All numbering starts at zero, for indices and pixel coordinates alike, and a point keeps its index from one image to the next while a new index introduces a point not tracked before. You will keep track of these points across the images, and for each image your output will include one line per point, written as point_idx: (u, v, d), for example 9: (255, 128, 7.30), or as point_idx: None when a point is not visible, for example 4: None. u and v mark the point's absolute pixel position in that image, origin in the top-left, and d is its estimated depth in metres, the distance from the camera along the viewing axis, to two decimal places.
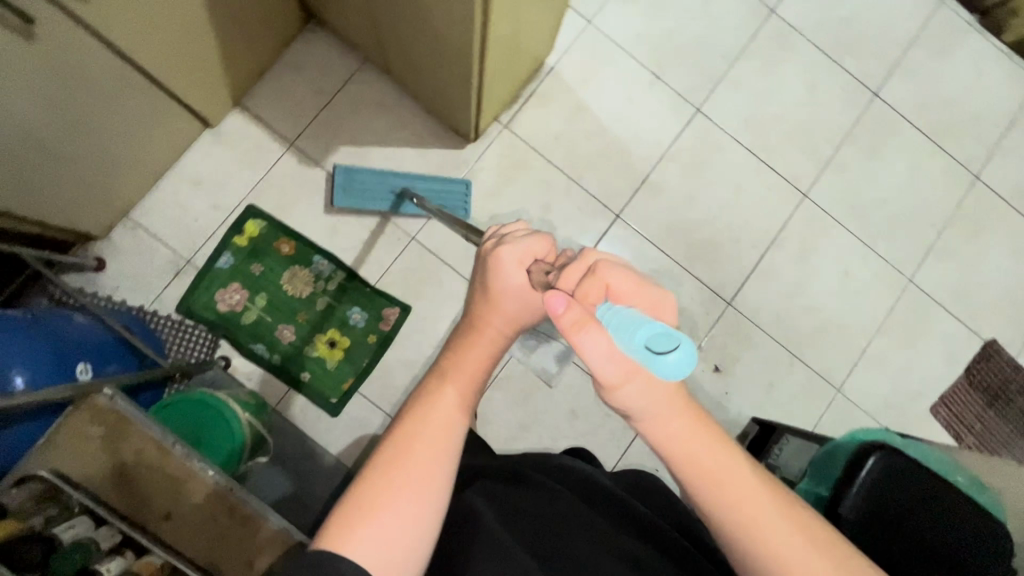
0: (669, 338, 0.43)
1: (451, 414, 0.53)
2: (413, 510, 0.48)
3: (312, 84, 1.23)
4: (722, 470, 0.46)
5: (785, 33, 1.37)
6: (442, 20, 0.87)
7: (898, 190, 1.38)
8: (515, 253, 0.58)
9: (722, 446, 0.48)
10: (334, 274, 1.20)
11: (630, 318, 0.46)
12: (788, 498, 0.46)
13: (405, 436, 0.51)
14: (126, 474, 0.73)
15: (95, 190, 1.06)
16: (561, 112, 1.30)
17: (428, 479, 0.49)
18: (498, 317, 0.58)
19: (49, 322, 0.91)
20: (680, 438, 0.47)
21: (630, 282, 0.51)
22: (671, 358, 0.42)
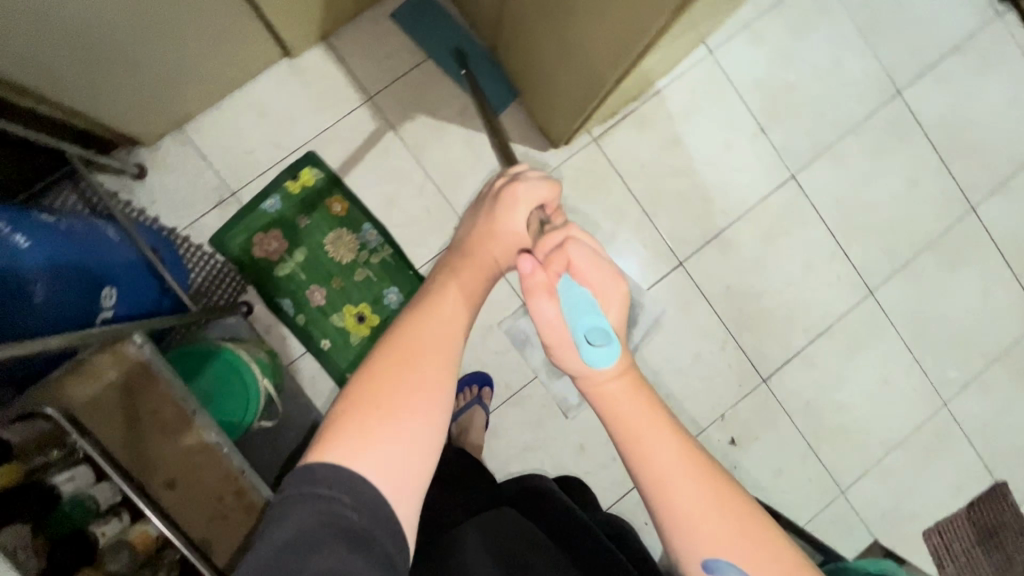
0: (604, 334, 0.54)
1: (456, 319, 0.51)
2: (424, 412, 0.45)
3: (408, 41, 1.14)
4: (638, 422, 0.51)
5: (905, 120, 1.29)
6: (585, 31, 0.78)
7: (963, 312, 1.32)
8: (526, 193, 0.60)
9: (643, 401, 0.53)
10: (380, 248, 1.13)
11: (585, 301, 0.55)
12: (712, 474, 0.49)
13: (412, 337, 0.48)
14: (138, 431, 0.68)
15: (156, 99, 0.97)
16: (655, 140, 1.21)
17: (438, 379, 0.47)
18: (496, 245, 0.60)
19: (84, 235, 0.84)
20: (609, 388, 0.54)
21: (595, 259, 0.57)
22: (599, 349, 0.53)
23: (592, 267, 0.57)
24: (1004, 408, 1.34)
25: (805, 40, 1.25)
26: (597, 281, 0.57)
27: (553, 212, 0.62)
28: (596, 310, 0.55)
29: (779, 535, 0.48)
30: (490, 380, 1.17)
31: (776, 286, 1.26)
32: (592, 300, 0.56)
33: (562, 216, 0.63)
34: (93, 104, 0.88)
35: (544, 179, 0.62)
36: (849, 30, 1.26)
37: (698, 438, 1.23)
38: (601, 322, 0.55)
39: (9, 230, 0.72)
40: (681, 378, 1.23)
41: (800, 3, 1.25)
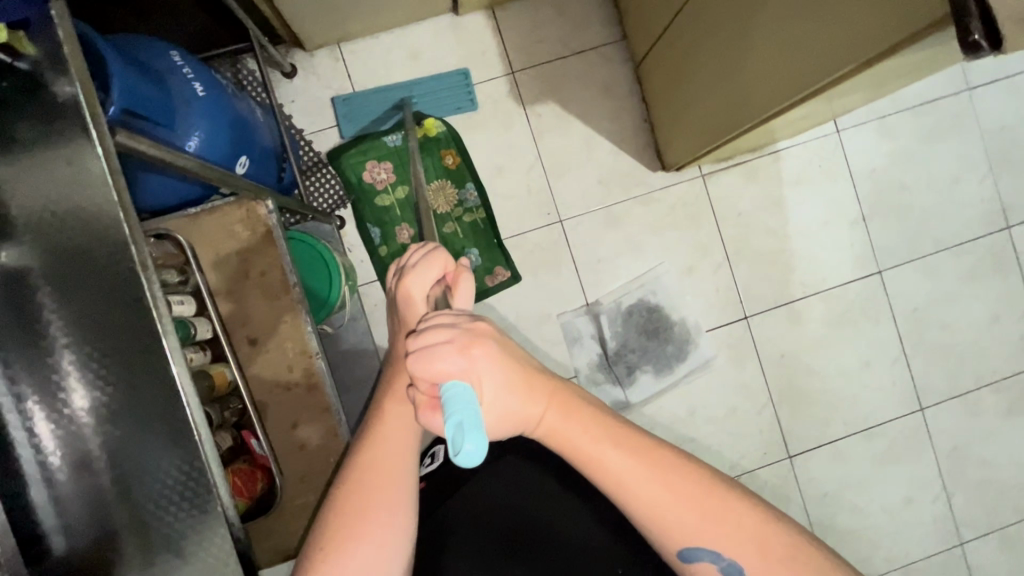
0: (458, 433, 0.41)
1: (401, 437, 0.56)
2: (377, 539, 0.50)
3: (563, 34, 1.21)
4: (585, 449, 0.50)
5: (1005, 255, 1.28)
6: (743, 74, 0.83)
7: (1008, 460, 1.29)
8: (417, 283, 0.58)
9: (585, 422, 0.51)
10: (475, 209, 1.19)
11: (454, 397, 0.44)
12: (660, 463, 0.49)
13: (359, 473, 0.54)
14: (245, 286, 0.74)
15: (335, 18, 1.04)
16: (758, 195, 1.24)
17: (384, 506, 0.52)
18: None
19: (241, 105, 0.91)
20: (550, 421, 0.51)
21: (434, 349, 0.46)
22: (467, 451, 0.40)
23: (440, 357, 0.46)
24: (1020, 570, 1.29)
25: (931, 148, 1.27)
26: (453, 366, 0.46)
27: (453, 275, 0.59)
28: (451, 406, 0.43)
29: (731, 493, 0.49)
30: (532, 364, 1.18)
31: (829, 370, 1.26)
32: (463, 389, 0.44)
33: (463, 272, 0.59)
34: (287, 4, 0.95)
35: (427, 254, 0.59)
36: (977, 153, 1.28)
37: None
38: (470, 415, 0.42)
39: (191, 76, 0.81)
40: (711, 426, 1.23)
41: (938, 113, 1.27)
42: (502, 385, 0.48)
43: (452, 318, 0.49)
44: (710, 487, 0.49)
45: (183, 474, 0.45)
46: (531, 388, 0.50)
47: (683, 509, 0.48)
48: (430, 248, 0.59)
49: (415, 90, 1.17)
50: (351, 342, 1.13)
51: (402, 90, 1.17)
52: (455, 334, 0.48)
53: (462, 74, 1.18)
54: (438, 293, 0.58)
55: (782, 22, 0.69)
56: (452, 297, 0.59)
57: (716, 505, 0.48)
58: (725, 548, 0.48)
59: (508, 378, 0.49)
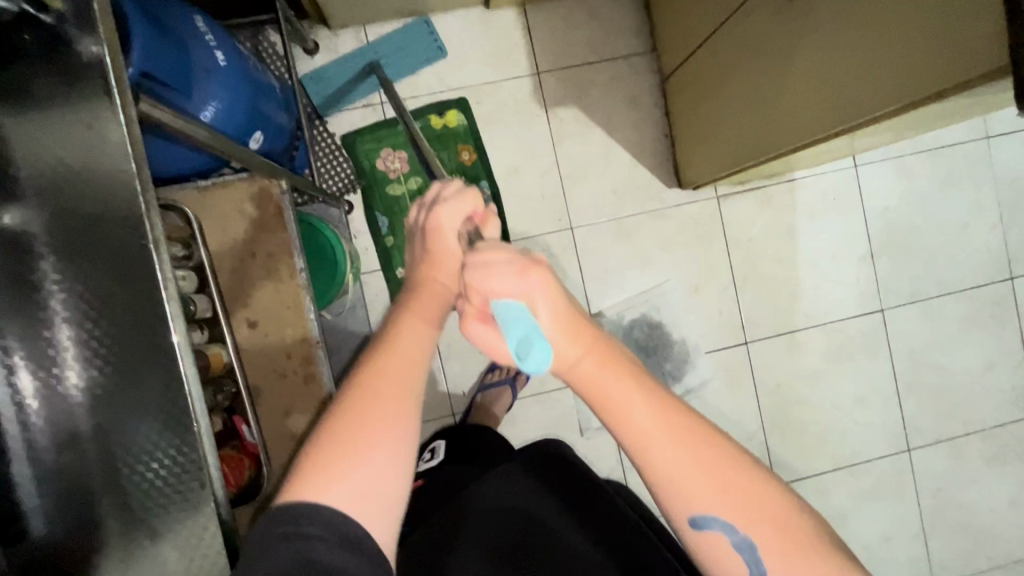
0: (529, 342, 0.48)
1: (418, 348, 0.49)
2: (390, 449, 0.43)
3: (593, 39, 1.19)
4: (614, 398, 0.45)
5: (1006, 305, 1.29)
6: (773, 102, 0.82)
7: (987, 508, 1.30)
8: (449, 215, 0.58)
9: (623, 372, 0.46)
10: None
11: (512, 314, 0.48)
12: (687, 418, 0.44)
13: (371, 376, 0.46)
14: (250, 266, 0.72)
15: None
16: (771, 222, 1.24)
17: (398, 414, 0.44)
18: (443, 273, 0.57)
19: (261, 79, 0.88)
20: (586, 366, 0.47)
21: (496, 266, 0.49)
22: (533, 357, 0.48)
23: (497, 274, 0.49)
24: None
25: (945, 192, 1.27)
26: (508, 286, 0.48)
27: (482, 216, 0.59)
28: (523, 316, 0.48)
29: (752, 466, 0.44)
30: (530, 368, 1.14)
31: (822, 403, 1.26)
32: (520, 307, 0.48)
33: (492, 217, 0.60)
34: None
35: (460, 194, 0.60)
36: (989, 201, 1.28)
37: None
38: (531, 326, 0.48)
39: (213, 43, 0.78)
40: None
41: (955, 158, 1.27)
42: (552, 309, 0.48)
43: (509, 246, 0.52)
44: (737, 460, 0.44)
45: (172, 463, 0.42)
46: (574, 326, 0.48)
47: (702, 477, 0.43)
48: (466, 187, 0.60)
49: (381, 51, 1.13)
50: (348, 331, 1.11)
51: (365, 54, 1.13)
52: (513, 258, 0.50)
53: (422, 22, 1.14)
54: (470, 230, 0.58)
55: (828, 53, 0.67)
56: (481, 235, 0.59)
57: (738, 477, 0.43)
58: (739, 525, 0.43)
59: (556, 309, 0.48)
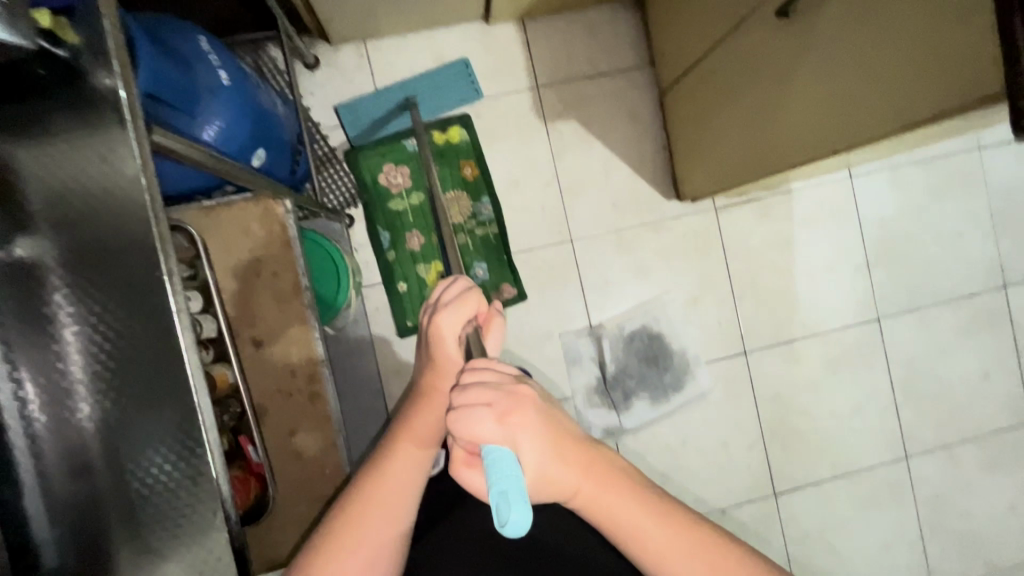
0: (505, 499, 0.40)
1: (406, 479, 0.56)
2: (369, 566, 0.53)
3: (592, 52, 1.20)
4: (619, 515, 0.48)
5: (999, 313, 1.31)
6: (772, 119, 0.83)
7: (984, 515, 1.31)
8: (451, 322, 0.55)
9: (626, 491, 0.49)
10: (488, 223, 1.18)
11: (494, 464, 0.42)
12: (680, 516, 0.49)
13: (363, 498, 0.54)
14: (254, 285, 0.72)
15: (364, 13, 1.02)
16: (768, 233, 1.25)
17: (381, 533, 0.53)
18: (444, 381, 0.58)
19: (263, 96, 0.88)
20: (587, 493, 0.48)
21: (477, 407, 0.44)
22: (514, 520, 0.39)
23: (478, 422, 0.43)
24: None
25: (939, 203, 1.29)
26: (491, 435, 0.44)
27: (484, 319, 0.58)
28: (508, 466, 0.42)
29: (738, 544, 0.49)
30: None
31: (821, 411, 1.27)
32: (500, 456, 0.43)
33: (495, 318, 0.58)
34: None
35: (461, 291, 0.56)
36: (982, 211, 1.30)
37: None
38: (513, 481, 0.41)
39: (217, 63, 0.79)
40: (701, 458, 1.24)
41: (947, 169, 1.29)
42: (541, 447, 0.46)
43: (496, 376, 0.47)
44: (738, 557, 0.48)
45: (178, 467, 0.42)
46: (568, 455, 0.48)
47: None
48: (466, 286, 0.57)
49: (417, 87, 1.14)
50: (350, 346, 1.12)
51: (404, 91, 1.14)
52: (500, 393, 0.45)
53: (462, 62, 1.16)
54: (471, 334, 0.56)
55: (829, 73, 0.68)
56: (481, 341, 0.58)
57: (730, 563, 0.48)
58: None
59: (552, 442, 0.46)
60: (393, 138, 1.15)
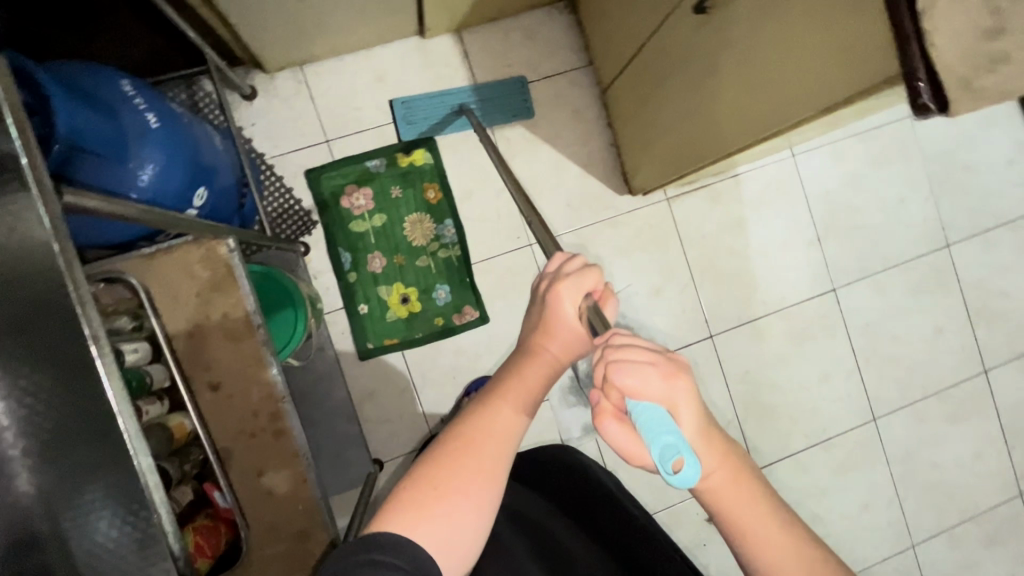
0: (672, 457, 0.43)
1: (512, 427, 0.55)
2: (471, 509, 0.50)
3: (531, 57, 1.21)
4: (744, 515, 0.50)
5: (946, 271, 1.37)
6: (706, 110, 0.85)
7: (953, 466, 1.37)
8: (573, 289, 0.58)
9: (751, 493, 0.50)
10: (451, 246, 1.17)
11: (655, 421, 0.44)
12: (797, 529, 0.50)
13: (473, 438, 0.53)
14: (206, 327, 0.70)
15: (296, 38, 1.02)
16: (721, 217, 1.28)
17: (491, 475, 0.52)
18: (556, 342, 0.59)
19: (198, 133, 0.87)
20: (718, 483, 0.50)
21: (642, 367, 0.46)
22: (686, 473, 0.43)
23: (644, 377, 0.45)
24: (968, 566, 1.36)
25: (879, 171, 1.34)
26: (655, 389, 0.46)
27: (602, 293, 0.60)
28: (670, 422, 0.44)
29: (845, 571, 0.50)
30: None
31: (791, 385, 1.31)
32: (661, 413, 0.44)
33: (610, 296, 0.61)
34: (245, 23, 0.91)
35: (588, 266, 0.60)
36: (920, 175, 1.36)
37: (682, 505, 1.22)
38: (679, 436, 0.43)
39: (143, 106, 0.77)
40: None
41: (883, 139, 1.34)
42: (694, 418, 0.48)
43: (653, 344, 0.49)
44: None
45: (126, 526, 0.42)
46: (709, 440, 0.49)
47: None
48: (592, 263, 0.60)
49: (473, 96, 1.18)
50: (321, 375, 1.11)
51: (458, 97, 1.18)
52: (659, 358, 0.47)
53: (518, 82, 1.20)
54: (590, 304, 0.58)
55: (749, 63, 0.71)
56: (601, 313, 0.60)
57: None
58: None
59: (699, 424, 0.48)
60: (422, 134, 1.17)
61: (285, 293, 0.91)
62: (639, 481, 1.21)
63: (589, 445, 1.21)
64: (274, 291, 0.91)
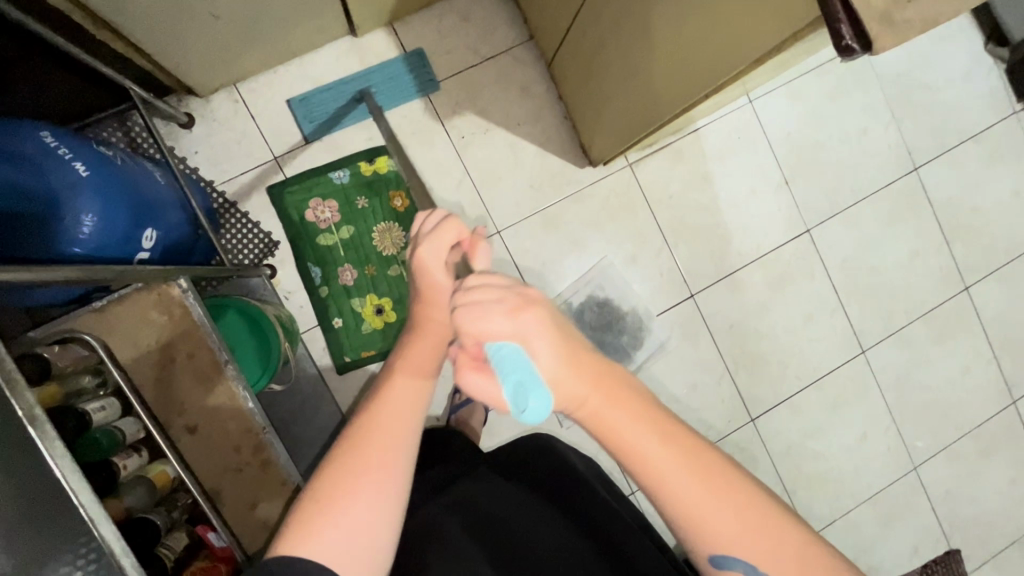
0: (523, 399, 0.46)
1: (406, 409, 0.53)
2: (376, 498, 0.47)
3: (470, 40, 1.18)
4: (629, 438, 0.46)
5: (916, 196, 1.36)
6: (646, 73, 0.83)
7: (945, 385, 1.39)
8: (435, 251, 0.61)
9: (635, 412, 0.47)
10: None
11: (507, 358, 0.46)
12: (690, 442, 0.47)
13: (366, 428, 0.51)
14: (172, 372, 0.70)
15: (223, 58, 0.98)
16: (686, 174, 1.27)
17: (386, 462, 0.49)
18: (438, 310, 0.60)
19: (134, 173, 0.84)
20: (595, 405, 0.47)
21: (488, 306, 0.47)
22: (533, 406, 0.46)
23: (488, 319, 0.46)
24: (970, 479, 1.39)
25: (838, 105, 1.32)
26: (501, 327, 0.46)
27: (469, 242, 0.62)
28: (522, 363, 0.46)
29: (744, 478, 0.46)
30: None
31: (777, 331, 1.32)
32: (512, 353, 0.46)
33: (479, 241, 0.59)
34: (163, 52, 0.88)
35: (444, 220, 0.62)
36: (879, 103, 1.34)
37: None
38: (527, 374, 0.46)
39: (70, 156, 0.75)
40: (675, 404, 1.27)
41: (838, 71, 1.32)
42: (551, 346, 0.47)
43: (502, 279, 0.49)
44: (750, 502, 0.45)
45: None
46: (576, 361, 0.47)
47: (712, 511, 0.45)
48: (449, 216, 0.62)
49: (373, 78, 1.14)
50: (308, 395, 1.11)
51: (359, 81, 1.13)
52: (508, 294, 0.48)
53: (417, 53, 1.15)
54: (456, 259, 0.61)
55: (678, 20, 0.69)
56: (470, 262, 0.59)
57: (731, 487, 0.45)
58: (741, 549, 0.45)
59: (558, 347, 0.47)
60: (306, 139, 1.12)
61: (247, 320, 0.91)
62: None
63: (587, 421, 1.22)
64: (237, 318, 0.91)
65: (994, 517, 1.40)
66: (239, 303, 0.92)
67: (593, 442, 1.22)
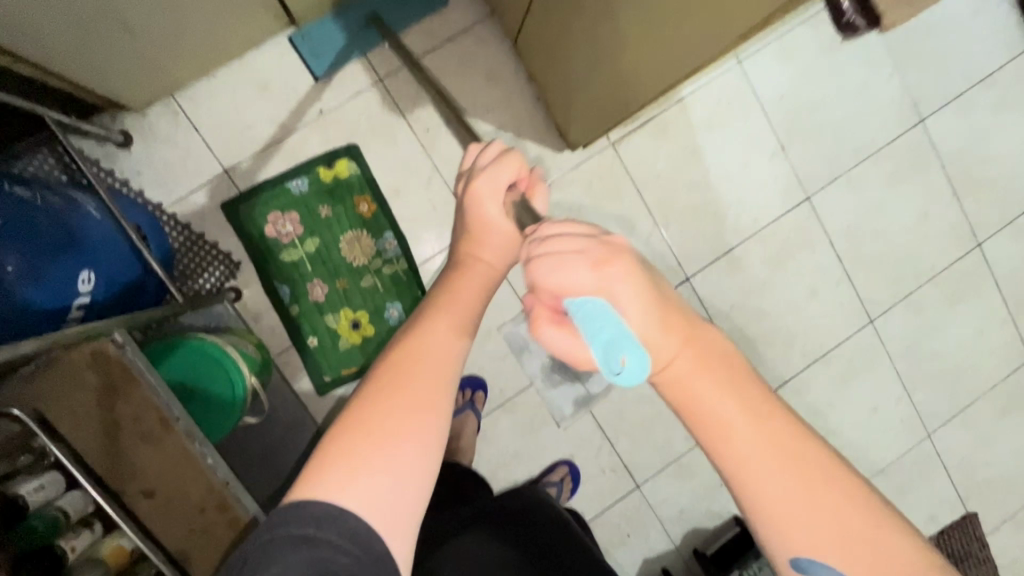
0: (615, 355, 0.39)
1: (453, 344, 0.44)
2: (422, 443, 0.39)
3: (425, 22, 1.07)
4: (714, 409, 0.38)
5: (923, 150, 1.27)
6: (617, 52, 0.74)
7: (959, 349, 1.32)
8: (491, 184, 0.53)
9: (724, 378, 0.39)
10: (396, 260, 1.08)
11: (594, 312, 0.39)
12: (791, 428, 0.38)
13: (410, 359, 0.42)
14: (115, 437, 0.63)
15: (149, 70, 0.89)
16: (673, 149, 1.17)
17: (435, 400, 0.41)
18: (488, 249, 0.53)
19: (59, 213, 0.76)
20: (679, 370, 0.39)
21: (570, 253, 0.40)
22: (627, 367, 0.39)
23: (571, 269, 0.39)
24: (986, 441, 1.35)
25: (835, 58, 1.21)
26: (583, 281, 0.39)
27: (527, 181, 0.55)
28: (611, 317, 0.38)
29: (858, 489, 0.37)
30: (483, 384, 1.13)
31: (780, 308, 1.25)
32: (601, 306, 0.39)
33: (538, 184, 0.55)
34: (77, 72, 0.79)
35: (502, 157, 0.54)
36: (880, 52, 1.23)
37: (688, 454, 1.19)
38: (620, 330, 0.39)
39: None
40: None
41: None
42: (643, 305, 0.39)
43: (588, 228, 0.42)
44: (853, 498, 0.36)
45: None
46: (668, 322, 0.39)
47: (804, 507, 0.36)
48: (506, 150, 0.55)
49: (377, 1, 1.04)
50: None
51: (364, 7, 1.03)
52: (593, 244, 0.40)
53: None
54: (515, 199, 0.53)
55: None
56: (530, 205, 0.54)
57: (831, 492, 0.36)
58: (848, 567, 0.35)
59: (648, 300, 0.39)
60: (318, 78, 1.04)
61: (205, 359, 0.83)
62: (642, 442, 1.18)
63: (584, 419, 1.17)
64: (194, 356, 0.83)
65: (1012, 478, 1.36)
66: (196, 342, 0.84)
67: (593, 440, 1.17)
